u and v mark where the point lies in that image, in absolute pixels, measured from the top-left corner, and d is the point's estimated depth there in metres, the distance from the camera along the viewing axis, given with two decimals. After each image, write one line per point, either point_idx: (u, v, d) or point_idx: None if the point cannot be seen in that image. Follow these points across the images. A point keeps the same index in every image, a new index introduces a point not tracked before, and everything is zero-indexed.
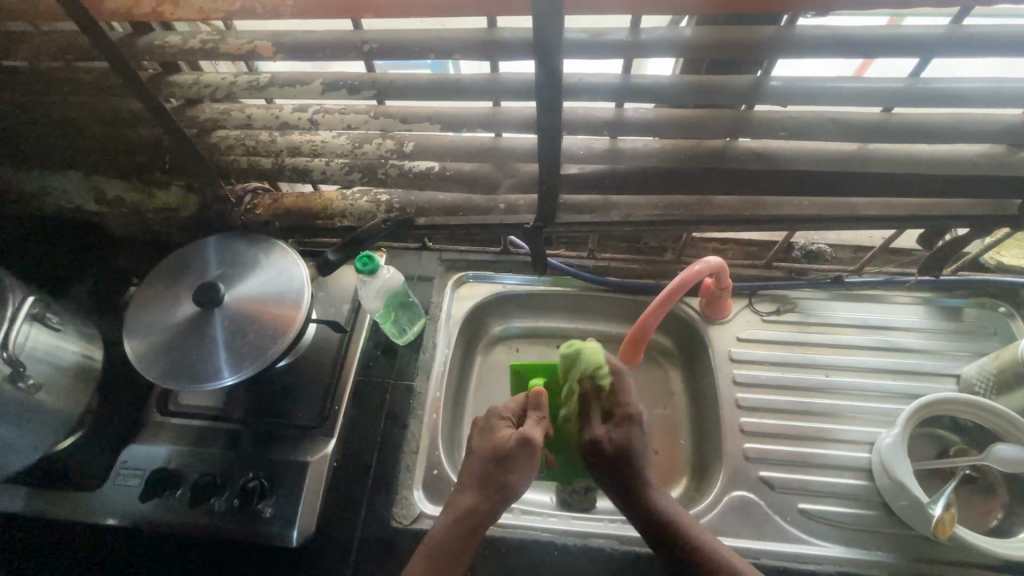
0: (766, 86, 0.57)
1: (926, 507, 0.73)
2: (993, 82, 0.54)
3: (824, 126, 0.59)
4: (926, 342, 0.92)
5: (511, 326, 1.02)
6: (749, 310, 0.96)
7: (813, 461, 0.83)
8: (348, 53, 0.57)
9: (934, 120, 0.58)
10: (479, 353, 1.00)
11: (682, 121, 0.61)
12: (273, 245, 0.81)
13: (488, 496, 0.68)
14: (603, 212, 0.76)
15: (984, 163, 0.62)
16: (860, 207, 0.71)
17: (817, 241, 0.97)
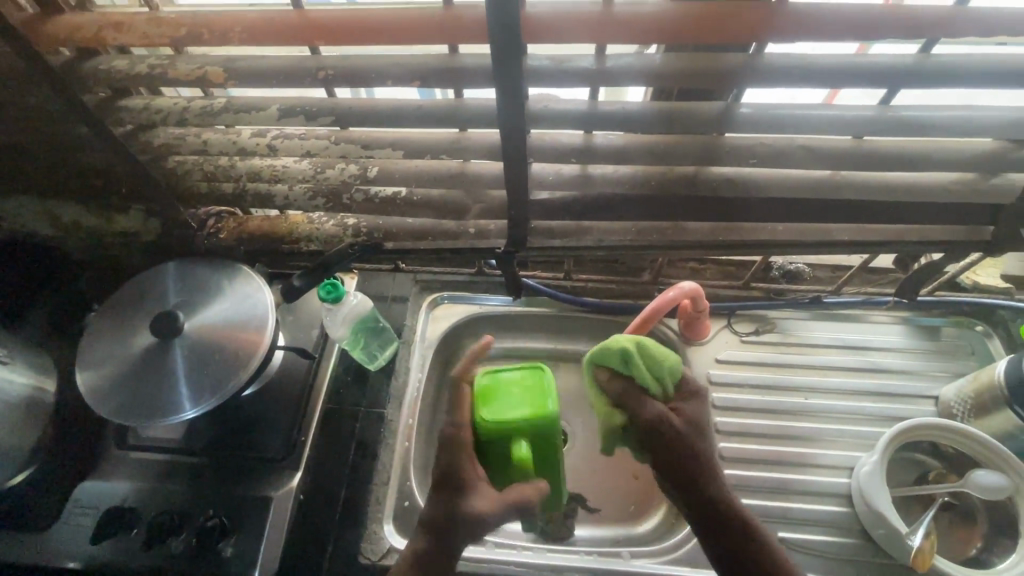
0: (735, 115, 0.56)
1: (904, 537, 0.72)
2: (964, 112, 0.54)
3: (797, 154, 0.58)
4: (906, 362, 0.91)
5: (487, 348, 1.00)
6: (728, 331, 0.95)
7: (793, 489, 0.82)
8: (304, 80, 0.55)
9: (907, 147, 0.58)
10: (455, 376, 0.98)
11: (652, 148, 0.60)
12: (237, 270, 0.78)
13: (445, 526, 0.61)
14: (577, 237, 0.74)
15: (958, 190, 0.61)
16: (834, 232, 0.70)
17: (795, 260, 0.96)
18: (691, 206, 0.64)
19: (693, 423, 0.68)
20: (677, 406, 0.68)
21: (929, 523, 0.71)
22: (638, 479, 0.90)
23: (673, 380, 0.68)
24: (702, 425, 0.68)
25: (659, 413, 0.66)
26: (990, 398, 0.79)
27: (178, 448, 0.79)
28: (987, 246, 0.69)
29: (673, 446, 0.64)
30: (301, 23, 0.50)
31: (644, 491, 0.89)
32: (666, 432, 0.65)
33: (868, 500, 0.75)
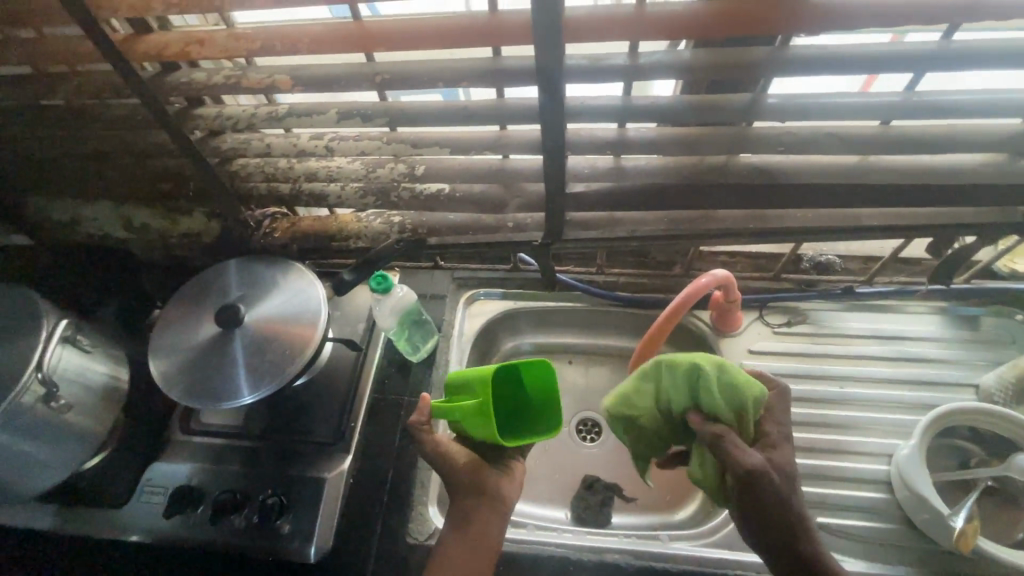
0: (763, 104, 0.59)
1: (947, 519, 0.71)
2: (989, 94, 0.56)
3: (824, 140, 0.61)
4: (943, 352, 0.91)
5: (523, 342, 1.04)
6: (760, 322, 0.96)
7: (829, 476, 0.82)
8: (362, 85, 0.60)
9: (933, 131, 0.60)
10: None
11: (682, 139, 0.63)
12: (291, 266, 0.84)
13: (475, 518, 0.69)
14: (610, 228, 0.77)
15: (987, 172, 0.62)
16: (863, 217, 0.72)
17: (827, 251, 0.97)
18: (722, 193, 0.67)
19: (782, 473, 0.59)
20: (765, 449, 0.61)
21: (973, 507, 0.71)
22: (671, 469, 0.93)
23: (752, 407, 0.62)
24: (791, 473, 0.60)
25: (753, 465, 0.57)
26: None
27: (237, 433, 0.85)
28: (1021, 228, 0.69)
29: (770, 511, 0.56)
30: (361, 33, 0.55)
31: (679, 481, 0.91)
32: (764, 487, 0.56)
33: (910, 484, 0.75)
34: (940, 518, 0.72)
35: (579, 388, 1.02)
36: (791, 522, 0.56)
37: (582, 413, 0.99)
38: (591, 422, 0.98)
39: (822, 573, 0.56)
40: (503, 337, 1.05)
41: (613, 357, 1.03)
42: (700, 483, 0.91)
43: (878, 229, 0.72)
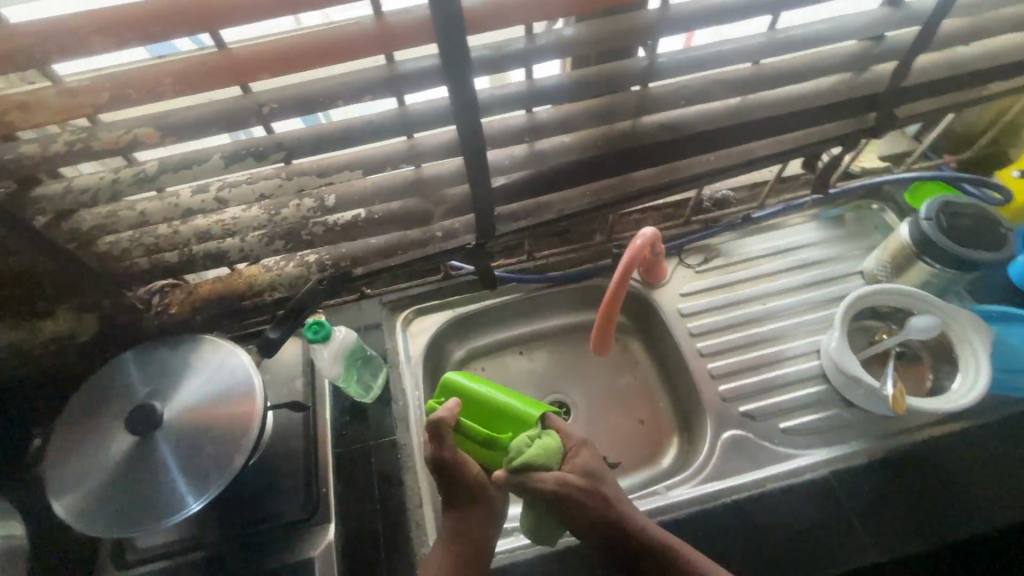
0: (656, 64, 0.61)
1: (879, 390, 0.81)
2: (834, 21, 0.63)
3: (713, 88, 0.65)
4: (831, 251, 1.05)
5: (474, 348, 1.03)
6: (682, 267, 1.04)
7: (778, 384, 0.91)
8: (246, 120, 0.53)
9: (796, 62, 0.67)
10: None
11: (591, 111, 0.64)
12: (202, 342, 0.73)
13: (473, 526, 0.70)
14: (538, 214, 0.77)
15: (842, 90, 0.71)
16: (755, 150, 0.78)
17: (720, 187, 1.05)
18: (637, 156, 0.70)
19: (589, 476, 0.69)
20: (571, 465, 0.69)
21: (894, 374, 0.81)
22: (643, 422, 0.98)
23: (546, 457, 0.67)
24: (597, 473, 0.69)
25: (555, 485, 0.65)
26: (902, 258, 0.92)
27: (189, 545, 0.74)
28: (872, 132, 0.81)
29: (601, 508, 0.67)
30: (232, 62, 0.48)
31: (653, 431, 0.97)
32: (576, 496, 0.66)
33: (844, 370, 0.83)
34: (873, 391, 0.82)
35: (536, 373, 1.05)
36: (607, 517, 0.66)
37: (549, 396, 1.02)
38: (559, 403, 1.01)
39: (627, 552, 0.67)
40: (452, 349, 1.01)
41: (562, 335, 1.06)
42: (671, 428, 0.96)
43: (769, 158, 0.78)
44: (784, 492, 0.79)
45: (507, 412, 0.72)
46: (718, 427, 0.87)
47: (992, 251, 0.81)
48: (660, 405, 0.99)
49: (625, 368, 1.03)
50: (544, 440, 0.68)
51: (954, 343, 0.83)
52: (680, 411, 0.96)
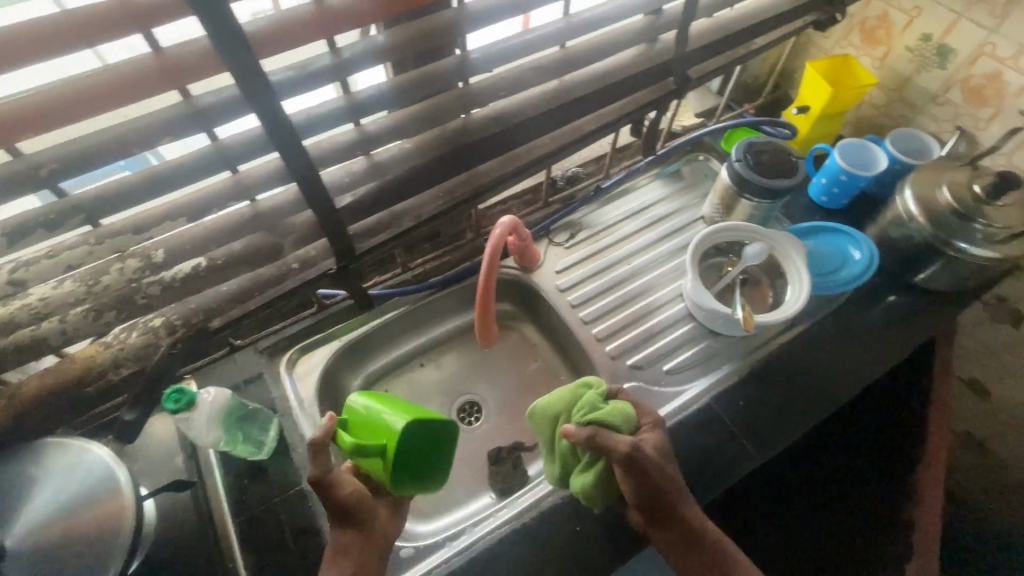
0: (467, 61, 0.64)
1: (733, 316, 0.92)
2: (615, 2, 0.70)
3: (527, 76, 0.70)
4: (674, 204, 1.17)
5: (369, 373, 1.04)
6: (552, 246, 1.10)
7: (655, 333, 1.00)
8: (23, 188, 0.47)
9: (595, 42, 0.73)
10: None
11: (418, 115, 0.66)
12: (42, 447, 0.64)
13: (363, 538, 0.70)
14: (396, 224, 0.76)
15: (642, 60, 0.79)
16: (584, 125, 0.83)
17: (569, 164, 1.12)
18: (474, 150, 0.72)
19: (659, 452, 0.76)
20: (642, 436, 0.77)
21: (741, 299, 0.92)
22: None
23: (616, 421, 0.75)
24: (666, 453, 0.76)
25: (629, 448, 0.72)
26: (729, 199, 1.05)
27: None
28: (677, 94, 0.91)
29: (662, 478, 0.72)
30: None
31: None
32: (643, 463, 0.71)
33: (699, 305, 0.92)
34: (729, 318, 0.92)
35: (442, 381, 1.08)
36: (676, 483, 0.73)
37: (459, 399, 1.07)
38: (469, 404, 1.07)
39: (699, 531, 0.72)
40: (348, 380, 1.02)
41: (458, 336, 1.11)
42: None
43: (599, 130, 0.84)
44: (678, 427, 0.87)
45: (383, 417, 0.70)
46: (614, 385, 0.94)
47: (787, 179, 0.96)
48: (563, 380, 1.07)
49: (527, 355, 1.09)
50: (583, 455, 0.77)
51: (780, 262, 0.97)
52: (580, 380, 1.03)
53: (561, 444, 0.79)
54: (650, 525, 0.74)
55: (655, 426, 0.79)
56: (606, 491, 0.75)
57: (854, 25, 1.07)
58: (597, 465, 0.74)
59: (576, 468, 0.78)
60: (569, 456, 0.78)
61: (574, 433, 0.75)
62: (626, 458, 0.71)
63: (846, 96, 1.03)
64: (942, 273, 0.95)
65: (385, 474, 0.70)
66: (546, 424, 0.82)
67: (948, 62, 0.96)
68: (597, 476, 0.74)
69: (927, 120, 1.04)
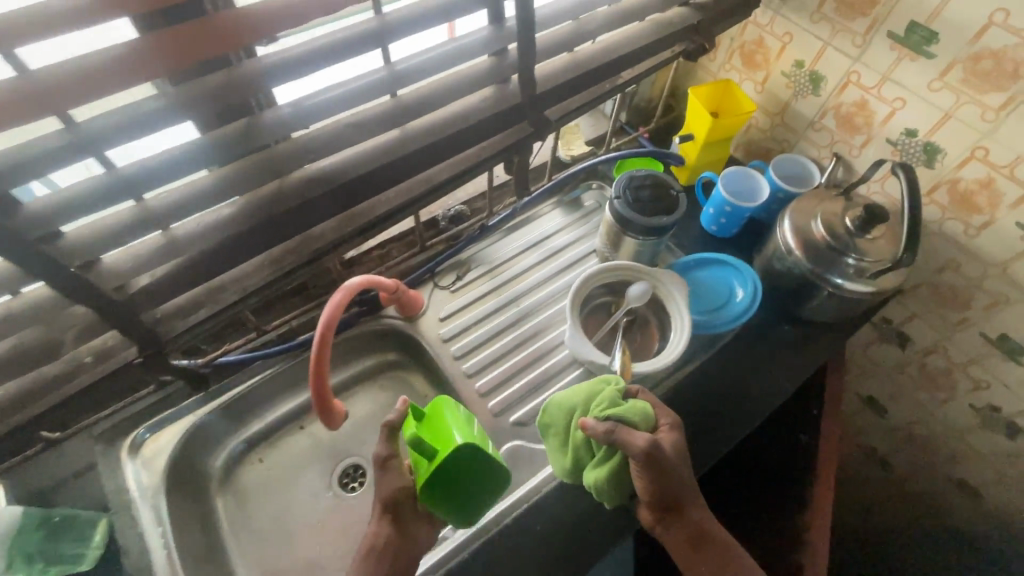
0: (261, 124, 0.56)
1: (609, 367, 0.86)
2: (441, 48, 0.64)
3: (346, 134, 0.62)
4: (572, 236, 1.13)
5: (236, 446, 0.94)
6: (436, 290, 1.03)
7: (542, 382, 0.95)
8: None
9: (429, 91, 0.66)
10: (218, 497, 0.91)
11: (212, 187, 0.57)
12: None
13: (399, 543, 0.71)
14: (216, 299, 0.66)
15: (491, 103, 0.72)
16: (435, 174, 0.75)
17: (452, 203, 1.06)
18: (295, 216, 0.64)
19: (676, 451, 0.75)
20: (660, 434, 0.76)
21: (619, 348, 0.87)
22: None
23: (637, 416, 0.75)
24: (681, 450, 0.76)
25: (643, 447, 0.70)
26: (614, 236, 1.00)
27: None
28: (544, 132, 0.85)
29: (673, 474, 0.72)
30: None
31: None
32: (659, 459, 0.71)
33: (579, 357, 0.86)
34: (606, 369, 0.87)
35: (326, 445, 0.99)
36: (686, 478, 0.74)
37: (345, 462, 0.98)
38: (356, 466, 0.97)
39: (704, 529, 0.75)
40: (210, 459, 0.91)
41: (339, 395, 1.02)
42: None
43: (454, 179, 0.76)
44: (559, 491, 0.82)
45: (437, 443, 0.71)
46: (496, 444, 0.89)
47: (667, 215, 0.91)
48: None
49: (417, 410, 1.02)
50: (603, 449, 0.74)
51: (664, 302, 0.94)
52: None
53: (575, 435, 0.78)
54: (658, 522, 0.75)
55: (672, 426, 0.77)
56: (618, 490, 0.74)
57: (735, 49, 1.04)
58: (613, 458, 0.73)
59: (589, 463, 0.76)
60: (583, 447, 0.77)
61: (592, 427, 0.72)
62: (644, 456, 0.70)
63: (727, 126, 0.99)
64: (826, 306, 0.93)
65: (426, 484, 0.71)
66: (561, 417, 0.81)
67: (821, 89, 0.94)
68: (615, 482, 0.73)
69: (808, 145, 1.02)
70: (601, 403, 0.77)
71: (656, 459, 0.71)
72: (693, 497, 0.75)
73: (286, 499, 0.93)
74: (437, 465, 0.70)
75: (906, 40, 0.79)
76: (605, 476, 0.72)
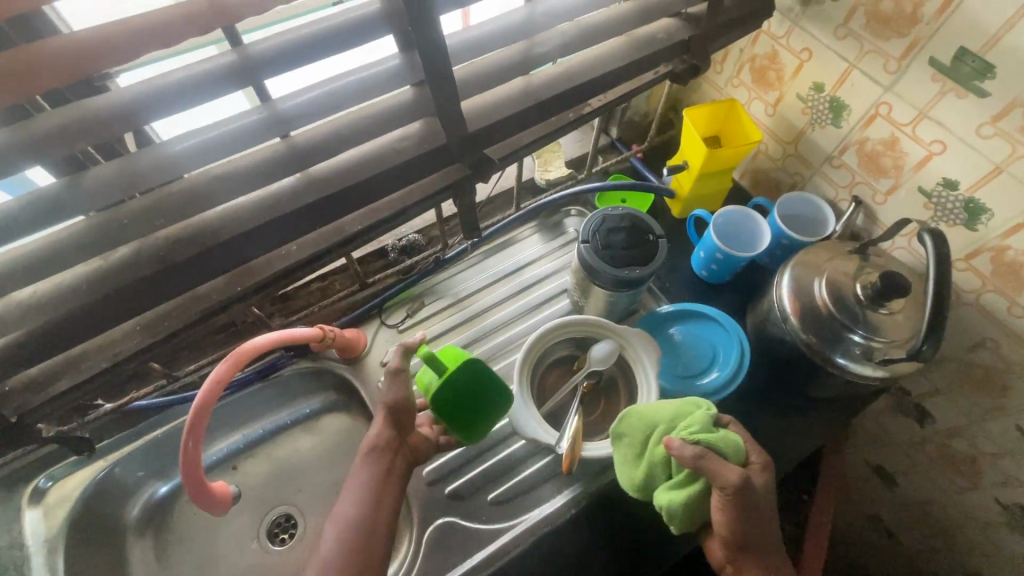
0: (91, 182, 0.46)
1: (555, 447, 0.74)
2: (334, 81, 0.51)
3: (216, 186, 0.51)
4: (548, 268, 1.00)
5: (155, 492, 0.87)
6: (384, 328, 0.93)
7: (490, 447, 0.83)
8: None
9: (329, 130, 0.54)
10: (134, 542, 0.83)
11: (38, 256, 0.47)
12: None
13: (387, 489, 0.64)
14: (78, 368, 0.57)
15: (414, 142, 0.58)
16: (348, 224, 0.63)
17: (406, 232, 0.96)
18: (151, 286, 0.51)
19: (766, 489, 0.63)
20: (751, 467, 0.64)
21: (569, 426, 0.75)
22: None
23: (729, 450, 0.63)
24: (772, 491, 0.64)
25: (738, 477, 0.60)
26: (581, 283, 0.87)
27: None
28: None
29: (759, 513, 0.61)
30: None
31: None
32: (750, 495, 0.60)
33: (522, 431, 0.75)
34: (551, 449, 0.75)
35: (255, 486, 0.90)
36: (767, 523, 0.63)
37: (275, 509, 0.88)
38: (285, 516, 0.87)
39: None
40: (125, 508, 0.84)
41: (273, 438, 0.93)
42: None
43: (371, 229, 0.63)
44: None
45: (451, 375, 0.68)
46: (426, 518, 0.78)
47: (640, 268, 0.77)
48: None
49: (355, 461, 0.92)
50: (683, 476, 0.64)
51: (631, 366, 0.82)
52: None
53: (656, 450, 0.67)
54: (729, 564, 0.64)
55: (767, 468, 0.65)
56: (691, 518, 0.64)
57: (744, 62, 0.87)
58: (695, 485, 0.63)
59: (663, 483, 0.66)
60: (660, 467, 0.66)
61: (678, 449, 0.62)
62: (734, 492, 0.59)
63: (726, 157, 0.83)
64: (829, 383, 0.77)
65: (438, 410, 0.69)
66: (641, 430, 0.70)
67: (842, 119, 0.77)
68: (685, 511, 0.63)
69: (824, 183, 0.85)
70: (691, 423, 0.66)
71: (747, 494, 0.60)
72: (773, 548, 0.63)
73: (205, 554, 0.84)
74: (449, 393, 0.68)
75: (950, 71, 0.63)
76: (678, 506, 0.63)
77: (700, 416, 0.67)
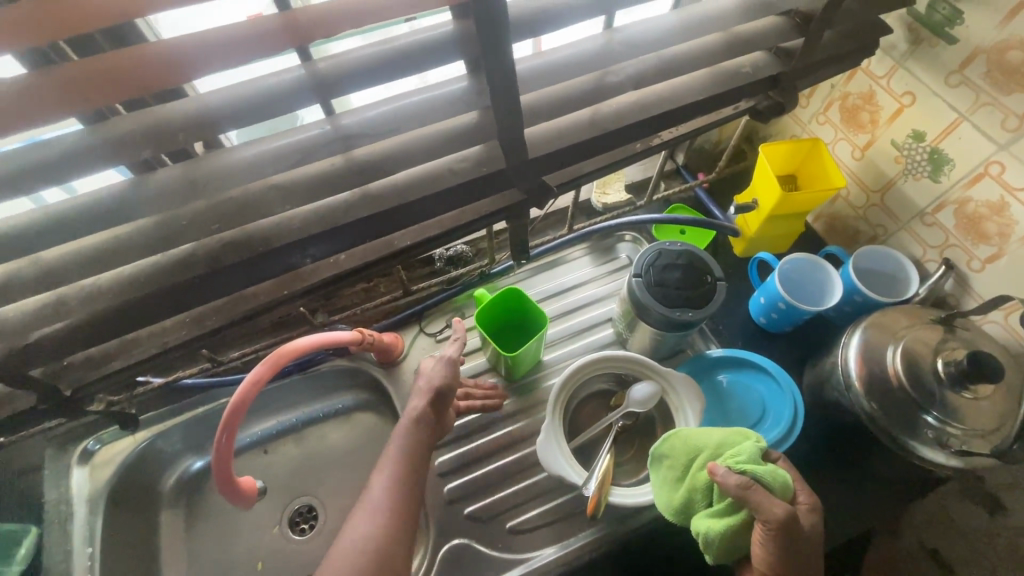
0: (159, 186, 0.48)
1: (581, 489, 0.70)
2: (399, 102, 0.50)
3: (271, 197, 0.51)
4: (592, 293, 0.96)
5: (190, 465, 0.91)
6: (422, 336, 0.92)
7: (513, 472, 0.81)
8: None
9: (387, 148, 0.53)
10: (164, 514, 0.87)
11: (103, 247, 0.49)
12: None
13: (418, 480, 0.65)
14: (131, 351, 0.60)
15: (471, 165, 0.57)
16: (397, 239, 0.62)
17: (455, 242, 0.95)
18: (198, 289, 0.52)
19: (812, 531, 0.61)
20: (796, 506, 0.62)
21: (599, 467, 0.71)
22: None
23: (781, 486, 0.61)
24: (819, 535, 0.61)
25: (785, 514, 0.58)
26: (628, 317, 0.83)
27: None
28: None
29: (805, 554, 0.59)
30: None
31: None
32: (795, 531, 0.58)
33: (548, 466, 0.72)
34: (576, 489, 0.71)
35: (280, 476, 0.91)
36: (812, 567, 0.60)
37: (297, 499, 0.89)
38: (306, 507, 0.89)
39: None
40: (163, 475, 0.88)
41: (304, 428, 0.95)
42: None
43: (419, 246, 0.62)
44: None
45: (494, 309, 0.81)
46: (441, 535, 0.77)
47: (693, 310, 0.72)
48: None
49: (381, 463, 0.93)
50: (726, 505, 0.62)
51: (671, 413, 0.77)
52: None
53: (698, 475, 0.65)
54: None
55: (814, 509, 0.62)
56: (731, 548, 0.62)
57: (835, 99, 0.80)
58: (736, 515, 0.61)
59: (703, 510, 0.64)
60: (700, 493, 0.64)
61: (723, 476, 0.61)
62: (778, 527, 0.58)
63: (802, 201, 0.77)
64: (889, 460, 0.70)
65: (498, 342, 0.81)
66: (684, 454, 0.67)
67: (943, 174, 0.70)
68: (723, 541, 0.61)
69: (910, 240, 0.78)
70: (739, 451, 0.63)
71: (792, 532, 0.58)
72: None
73: (227, 533, 0.87)
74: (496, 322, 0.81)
75: None
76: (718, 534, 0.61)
77: (750, 443, 0.64)
